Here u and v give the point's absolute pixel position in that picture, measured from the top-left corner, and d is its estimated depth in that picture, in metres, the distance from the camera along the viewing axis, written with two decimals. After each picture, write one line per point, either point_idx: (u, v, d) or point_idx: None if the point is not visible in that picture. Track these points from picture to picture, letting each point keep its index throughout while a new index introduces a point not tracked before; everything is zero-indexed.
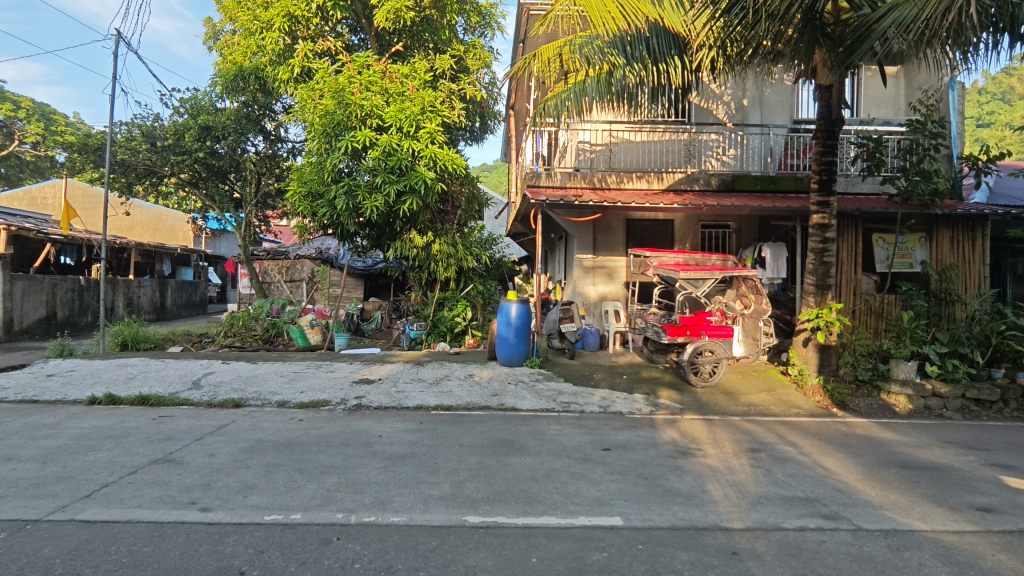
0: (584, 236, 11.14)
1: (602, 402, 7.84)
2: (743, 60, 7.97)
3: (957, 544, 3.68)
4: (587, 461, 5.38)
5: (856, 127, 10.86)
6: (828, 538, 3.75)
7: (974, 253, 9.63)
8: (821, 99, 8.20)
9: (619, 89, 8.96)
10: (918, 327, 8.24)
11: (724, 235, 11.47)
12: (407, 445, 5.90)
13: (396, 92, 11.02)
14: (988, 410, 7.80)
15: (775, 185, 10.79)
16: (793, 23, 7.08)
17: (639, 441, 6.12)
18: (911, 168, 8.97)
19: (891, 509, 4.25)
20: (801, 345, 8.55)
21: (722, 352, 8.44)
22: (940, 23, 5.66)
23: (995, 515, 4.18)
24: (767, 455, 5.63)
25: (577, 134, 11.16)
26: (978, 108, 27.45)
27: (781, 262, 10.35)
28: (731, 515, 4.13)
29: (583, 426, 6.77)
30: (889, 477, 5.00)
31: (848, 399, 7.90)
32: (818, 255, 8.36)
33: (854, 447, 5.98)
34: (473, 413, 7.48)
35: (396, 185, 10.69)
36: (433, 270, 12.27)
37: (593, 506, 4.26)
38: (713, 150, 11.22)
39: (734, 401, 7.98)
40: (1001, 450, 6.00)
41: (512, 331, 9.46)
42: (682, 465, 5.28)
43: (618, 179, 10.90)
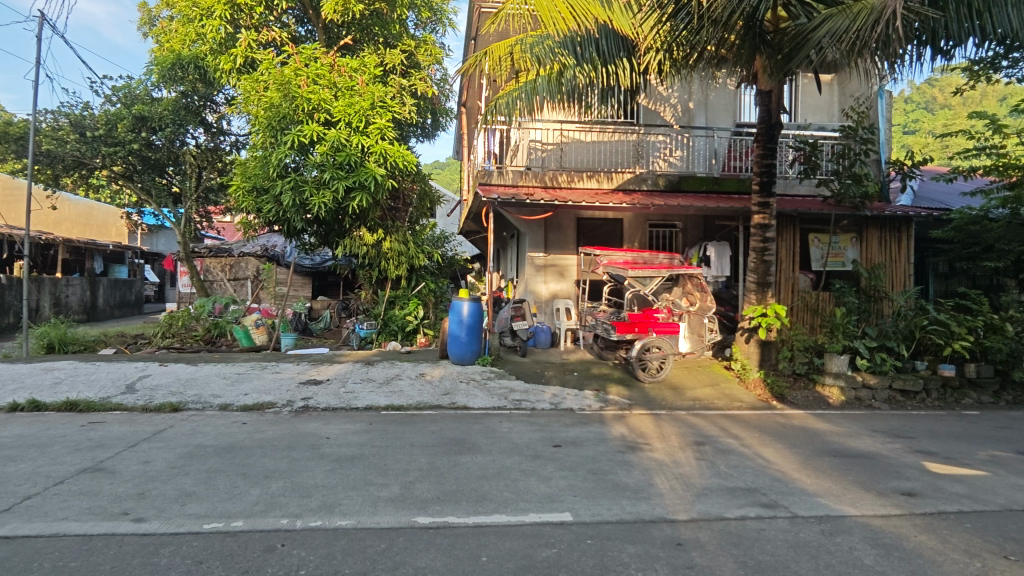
0: (536, 234, 11.23)
1: (553, 399, 7.90)
2: (688, 64, 8.17)
3: (883, 527, 3.90)
4: (538, 458, 5.42)
5: (794, 131, 11.33)
6: (767, 526, 3.91)
7: (899, 252, 10.25)
8: (761, 104, 8.46)
9: (569, 89, 9.04)
10: (850, 323, 8.68)
11: (671, 235, 11.77)
12: (356, 446, 5.78)
13: (344, 86, 10.75)
14: (912, 400, 8.30)
15: (718, 186, 11.17)
16: (735, 30, 7.33)
17: (588, 437, 6.20)
18: (844, 171, 9.50)
19: (824, 496, 4.47)
20: (743, 341, 8.90)
21: (668, 349, 8.66)
22: (869, 34, 6.04)
23: (918, 498, 4.45)
24: (710, 448, 5.82)
25: (528, 132, 11.22)
26: (905, 116, 29.08)
27: (725, 262, 10.72)
28: (676, 507, 4.24)
29: (534, 423, 6.81)
30: (823, 466, 5.25)
31: (787, 392, 8.25)
32: (759, 255, 8.69)
33: (791, 438, 6.26)
34: (425, 412, 7.39)
35: (344, 181, 10.46)
36: (384, 268, 12.04)
37: (543, 503, 4.29)
38: (660, 151, 11.46)
39: (680, 396, 8.20)
40: (923, 437, 6.38)
41: (464, 329, 9.43)
42: (629, 460, 5.39)
43: (568, 178, 11.04)
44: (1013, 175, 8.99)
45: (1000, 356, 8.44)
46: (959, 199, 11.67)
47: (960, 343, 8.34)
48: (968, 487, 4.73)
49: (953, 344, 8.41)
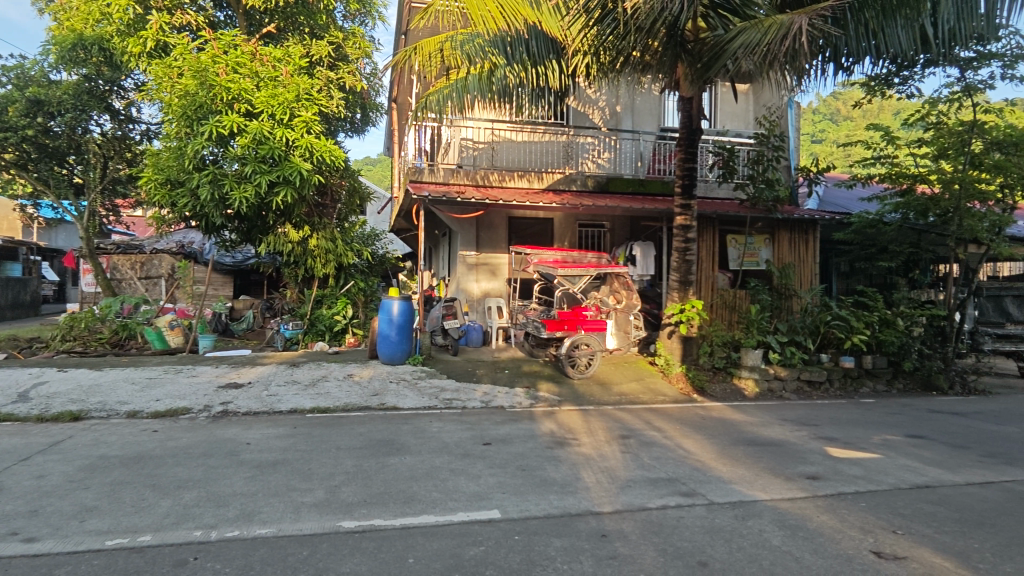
0: (467, 232, 11.22)
1: (484, 397, 7.94)
2: (615, 68, 8.36)
3: (790, 509, 4.18)
4: (467, 457, 5.42)
5: (713, 136, 11.91)
6: (686, 514, 4.09)
7: (807, 252, 11.00)
8: (683, 110, 8.79)
9: (500, 89, 9.10)
10: (763, 318, 9.24)
11: (599, 234, 12.06)
12: (278, 451, 5.57)
13: (267, 77, 10.31)
14: (818, 390, 8.95)
15: (644, 188, 11.57)
16: (658, 38, 7.61)
17: (518, 434, 6.26)
18: (758, 176, 10.14)
19: (739, 482, 4.73)
20: (666, 337, 9.26)
21: (596, 346, 8.89)
22: (779, 48, 6.44)
23: (820, 481, 4.80)
24: (635, 441, 6.02)
25: (460, 130, 11.22)
26: (813, 126, 31.18)
27: (650, 261, 11.12)
28: (601, 500, 4.36)
29: (465, 422, 6.79)
30: (737, 454, 5.55)
31: (706, 385, 8.68)
32: (681, 254, 9.05)
33: (709, 429, 6.58)
34: (352, 413, 7.22)
35: (267, 176, 10.01)
36: (310, 266, 11.63)
37: (472, 501, 4.30)
38: (589, 152, 11.69)
39: (607, 391, 8.43)
40: (827, 425, 6.88)
41: (394, 328, 9.27)
42: (558, 455, 5.49)
43: (500, 177, 11.10)
44: (904, 183, 9.56)
45: (893, 348, 9.22)
46: (858, 203, 12.63)
47: (858, 336, 9.02)
48: (864, 469, 5.14)
49: (852, 338, 9.07)
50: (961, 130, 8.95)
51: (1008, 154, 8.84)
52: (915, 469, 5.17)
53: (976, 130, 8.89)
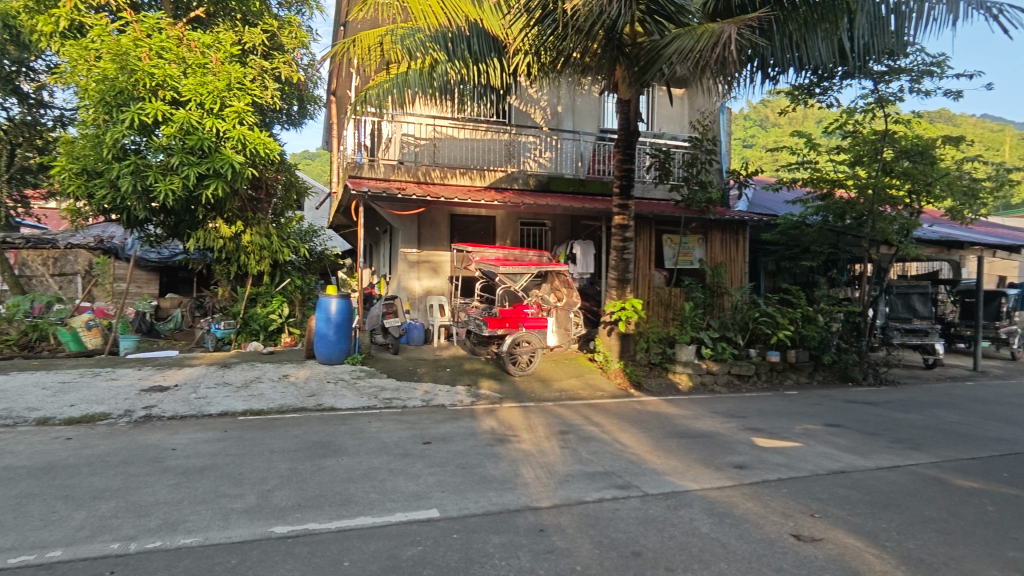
0: (409, 229, 11.08)
1: (425, 396, 7.86)
2: (555, 69, 8.47)
3: (718, 498, 4.37)
4: (407, 456, 5.35)
5: (650, 139, 12.26)
6: (621, 506, 4.20)
7: (737, 252, 11.51)
8: (621, 112, 8.97)
9: (441, 85, 9.04)
10: (696, 315, 9.60)
11: (541, 233, 12.17)
12: (207, 456, 5.32)
13: (195, 63, 9.80)
14: (747, 383, 9.39)
15: (584, 188, 11.77)
16: (597, 40, 7.76)
17: (459, 432, 6.24)
18: (692, 178, 10.59)
19: (671, 474, 4.90)
20: (605, 334, 9.44)
21: (537, 343, 8.98)
22: (710, 55, 6.68)
23: (747, 470, 5.04)
24: (573, 436, 6.13)
25: (401, 126, 11.08)
26: (744, 130, 32.63)
27: (590, 259, 11.29)
28: (540, 495, 4.41)
29: (405, 422, 6.70)
30: (671, 446, 5.75)
31: (643, 380, 8.97)
32: (618, 253, 9.27)
33: (645, 423, 6.78)
34: (287, 415, 6.98)
35: (196, 168, 9.51)
36: (243, 263, 11.15)
37: (410, 501, 4.25)
38: (531, 152, 11.79)
39: (548, 388, 8.54)
40: (754, 416, 7.23)
41: (331, 327, 9.03)
42: (498, 452, 5.51)
43: (442, 174, 11.04)
44: (824, 187, 10.22)
45: (814, 343, 9.82)
46: (784, 206, 13.31)
47: (783, 332, 9.53)
48: (786, 457, 5.44)
49: (778, 333, 9.57)
50: (874, 138, 9.55)
51: (915, 162, 9.46)
52: (832, 455, 5.52)
53: (888, 139, 9.49)
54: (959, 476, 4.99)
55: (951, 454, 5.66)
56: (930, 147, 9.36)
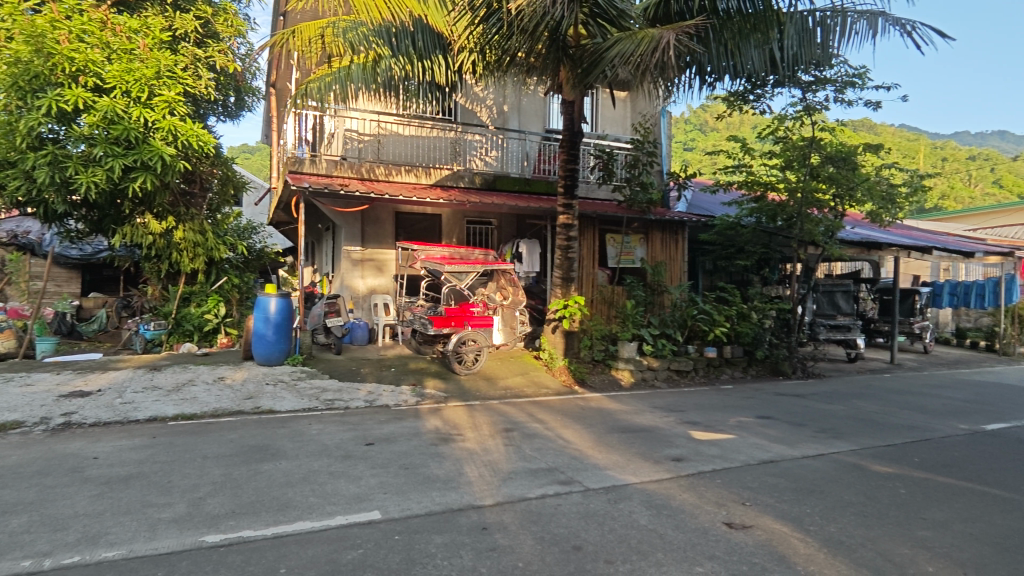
0: (352, 227, 10.86)
1: (368, 396, 7.73)
2: (500, 68, 8.50)
3: (657, 490, 4.50)
4: (348, 458, 5.24)
5: (594, 140, 12.49)
6: (563, 501, 4.27)
7: (676, 252, 11.91)
8: (566, 113, 9.09)
9: (385, 80, 8.92)
10: (638, 313, 9.86)
11: (487, 231, 12.18)
12: (133, 464, 5.04)
13: (120, 48, 9.25)
14: (685, 378, 9.73)
15: (530, 187, 11.85)
16: (542, 41, 7.83)
17: (402, 432, 6.17)
18: (634, 179, 10.89)
19: (612, 468, 5.02)
20: (551, 332, 9.55)
21: (483, 341, 8.99)
22: (650, 59, 6.87)
23: (684, 462, 5.22)
24: (517, 433, 6.17)
25: (344, 121, 10.85)
26: (684, 132, 33.67)
27: (535, 257, 11.39)
28: (483, 493, 4.42)
29: (347, 423, 6.57)
30: (612, 441, 5.88)
31: (587, 376, 9.14)
32: (563, 252, 9.40)
33: (588, 419, 6.91)
34: (222, 419, 6.70)
35: (121, 160, 8.95)
36: (175, 260, 10.62)
37: (351, 504, 4.18)
38: (477, 150, 11.79)
39: (494, 386, 8.57)
40: (691, 410, 7.50)
41: (270, 327, 8.72)
42: (442, 452, 5.49)
43: (386, 171, 10.87)
44: (757, 190, 10.67)
45: (747, 339, 10.27)
46: (720, 207, 13.84)
47: (719, 329, 9.93)
48: (721, 449, 5.67)
49: (715, 330, 9.95)
50: (802, 145, 10.11)
51: (839, 167, 10.09)
52: (762, 446, 5.79)
53: (815, 145, 10.10)
54: (875, 462, 5.34)
55: (869, 442, 6.04)
56: (852, 154, 10.02)
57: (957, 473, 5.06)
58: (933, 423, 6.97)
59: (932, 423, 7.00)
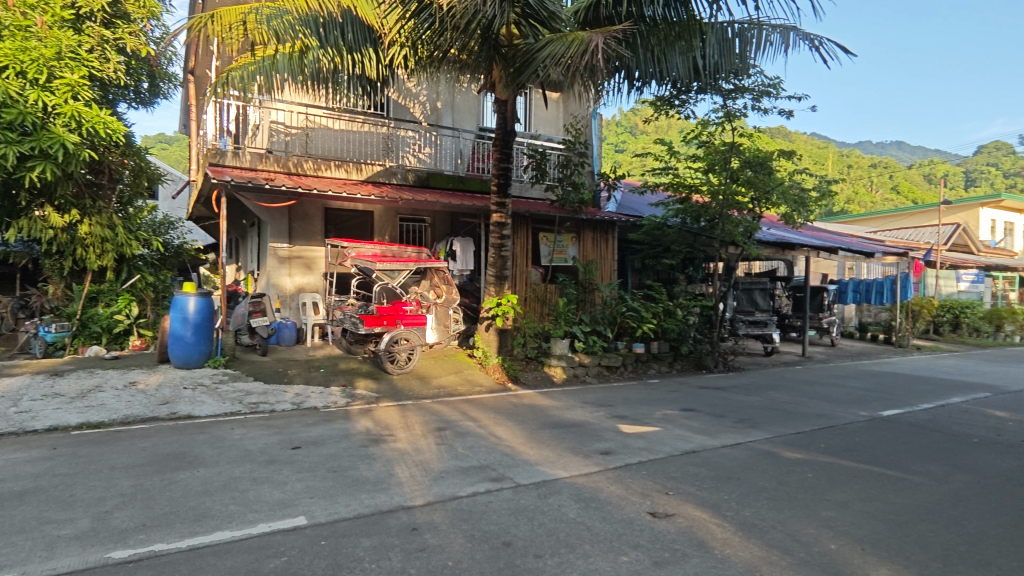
0: (278, 223, 10.45)
1: (295, 399, 7.46)
2: (433, 63, 8.45)
3: (585, 483, 4.62)
4: (272, 463, 5.05)
5: (527, 139, 12.61)
6: (494, 498, 4.29)
7: (607, 251, 12.20)
8: (499, 112, 9.11)
9: (312, 72, 8.68)
10: (570, 311, 10.05)
11: (420, 229, 12.03)
12: (28, 479, 4.63)
13: (14, 25, 8.48)
14: (615, 373, 10.02)
15: (463, 185, 11.78)
16: (474, 38, 7.81)
17: (330, 435, 6.01)
18: (566, 179, 11.10)
19: (543, 463, 5.09)
20: (484, 330, 9.61)
21: (416, 340, 8.89)
22: (579, 61, 7.02)
23: (612, 455, 5.37)
24: (450, 432, 6.15)
25: (269, 112, 10.48)
26: (615, 134, 34.60)
27: (469, 256, 11.34)
28: (414, 493, 4.38)
29: (272, 427, 6.32)
30: (543, 437, 5.96)
31: (520, 374, 9.22)
32: (496, 250, 9.43)
33: (520, 415, 6.98)
34: (133, 427, 6.28)
35: (16, 148, 8.07)
36: (80, 257, 9.87)
37: (275, 510, 4.03)
38: (410, 147, 11.67)
39: (427, 385, 8.50)
40: (620, 405, 7.73)
41: (189, 328, 8.25)
42: (372, 453, 5.38)
43: (315, 165, 10.53)
44: (682, 192, 11.12)
45: (673, 335, 10.70)
46: (648, 208, 14.30)
47: (647, 325, 10.29)
48: (647, 441, 5.88)
49: (643, 326, 10.31)
50: (724, 149, 10.59)
51: (756, 171, 10.64)
52: (686, 438, 6.04)
53: (734, 150, 10.60)
54: (786, 449, 5.70)
55: (782, 430, 6.44)
56: (768, 159, 10.60)
57: (858, 456, 5.48)
58: (838, 411, 7.51)
59: (837, 411, 7.54)
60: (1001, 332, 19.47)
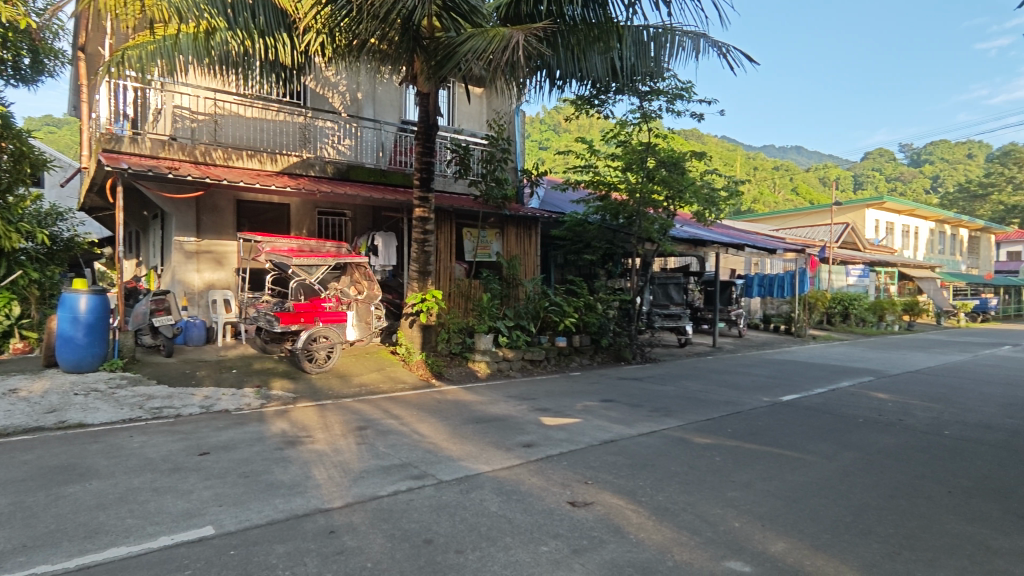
0: (184, 215, 9.79)
1: (204, 402, 7.03)
2: (351, 52, 8.24)
3: (507, 477, 4.67)
4: (177, 471, 4.74)
5: (450, 134, 12.54)
6: (415, 496, 4.25)
7: (530, 246, 12.34)
8: (420, 105, 8.98)
9: (220, 55, 8.20)
10: (494, 306, 10.11)
11: (340, 223, 11.66)
12: None
13: None
14: (538, 367, 10.19)
15: (385, 178, 11.50)
16: (394, 28, 7.65)
17: (243, 438, 5.72)
18: (489, 175, 11.03)
19: (465, 459, 5.10)
20: (407, 326, 9.47)
21: (335, 338, 8.62)
22: (500, 58, 7.03)
23: (533, 448, 5.46)
24: (371, 431, 6.02)
25: (173, 97, 9.78)
26: (539, 131, 35.10)
27: (391, 251, 11.16)
28: (332, 495, 4.25)
29: (177, 432, 5.93)
30: (466, 433, 5.96)
31: (444, 370, 9.17)
32: (420, 245, 9.30)
33: (443, 411, 6.95)
34: (14, 439, 5.68)
35: None
36: None
37: (179, 521, 3.79)
38: (329, 138, 11.29)
39: (347, 383, 8.27)
40: (543, 398, 7.87)
41: (81, 328, 7.57)
42: (288, 455, 5.18)
43: (224, 154, 9.94)
44: (602, 190, 11.46)
45: (593, 328, 11.02)
46: (570, 205, 14.61)
47: (569, 319, 10.51)
48: (567, 432, 6.02)
49: (565, 320, 10.49)
50: (640, 149, 10.99)
51: (670, 171, 11.05)
52: (604, 427, 6.24)
53: (650, 150, 11.01)
54: (697, 434, 6.02)
55: (693, 417, 6.79)
56: (681, 160, 11.03)
57: (760, 439, 5.88)
58: (743, 397, 8.02)
59: (742, 397, 8.04)
60: (883, 321, 21.50)
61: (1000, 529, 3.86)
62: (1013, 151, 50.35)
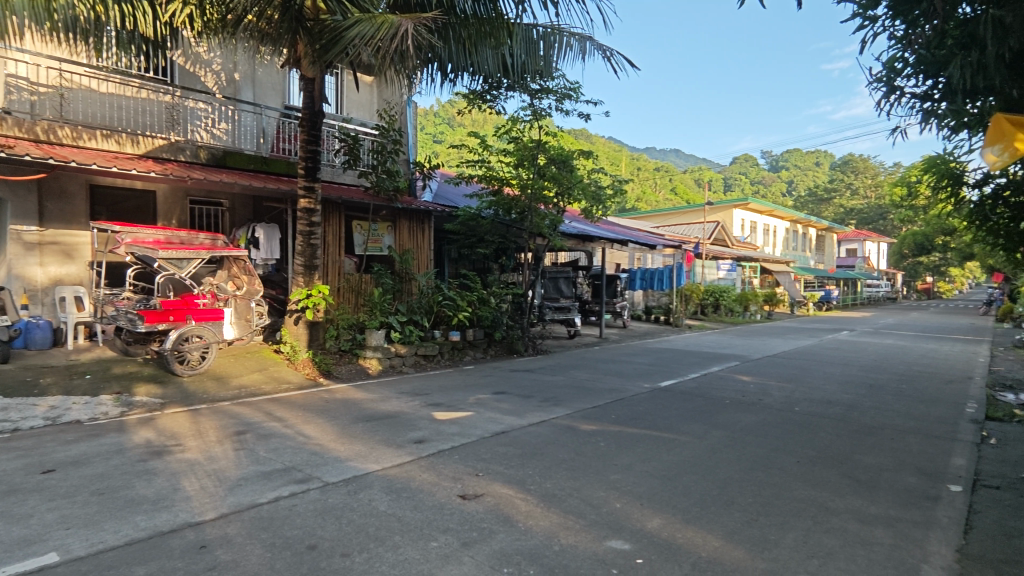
0: (23, 201, 8.57)
1: (49, 413, 6.22)
2: (226, 28, 7.66)
3: (397, 474, 4.58)
4: (13, 494, 4.15)
5: (338, 122, 12.06)
6: (298, 501, 4.05)
7: (423, 240, 12.17)
8: (305, 90, 8.53)
9: (66, 21, 7.26)
10: (385, 301, 9.90)
11: (216, 213, 10.78)
12: None
13: None
14: (431, 362, 10.11)
15: (267, 166, 10.79)
16: (273, 5, 7.22)
17: (98, 452, 5.13)
18: (379, 167, 10.71)
19: (354, 459, 4.94)
20: (292, 323, 8.96)
21: (210, 337, 7.96)
22: (388, 46, 6.82)
23: (425, 444, 5.41)
24: (251, 435, 5.66)
25: (6, 63, 8.48)
26: (433, 124, 34.72)
27: (274, 244, 10.56)
28: (204, 507, 3.94)
29: (14, 449, 5.19)
30: (355, 432, 5.78)
31: (333, 368, 8.83)
32: (305, 238, 8.84)
33: (331, 411, 6.69)
34: None
35: None
36: None
37: (15, 550, 3.32)
38: (201, 120, 10.45)
39: (224, 385, 7.70)
40: (436, 392, 7.82)
41: None
42: (152, 467, 4.72)
43: (74, 133, 8.82)
44: (495, 185, 11.58)
45: (487, 322, 11.12)
46: (462, 199, 14.66)
47: (462, 313, 10.54)
48: (459, 426, 6.03)
49: (458, 314, 10.52)
50: (531, 146, 11.31)
51: (560, 168, 11.43)
52: (496, 419, 6.33)
53: (541, 148, 11.34)
54: (583, 422, 6.28)
55: (580, 406, 7.07)
56: (570, 158, 11.43)
57: (641, 423, 6.25)
58: (626, 384, 8.47)
59: (626, 384, 8.50)
60: (748, 311, 23.69)
61: (837, 491, 4.41)
62: (852, 160, 57.52)
